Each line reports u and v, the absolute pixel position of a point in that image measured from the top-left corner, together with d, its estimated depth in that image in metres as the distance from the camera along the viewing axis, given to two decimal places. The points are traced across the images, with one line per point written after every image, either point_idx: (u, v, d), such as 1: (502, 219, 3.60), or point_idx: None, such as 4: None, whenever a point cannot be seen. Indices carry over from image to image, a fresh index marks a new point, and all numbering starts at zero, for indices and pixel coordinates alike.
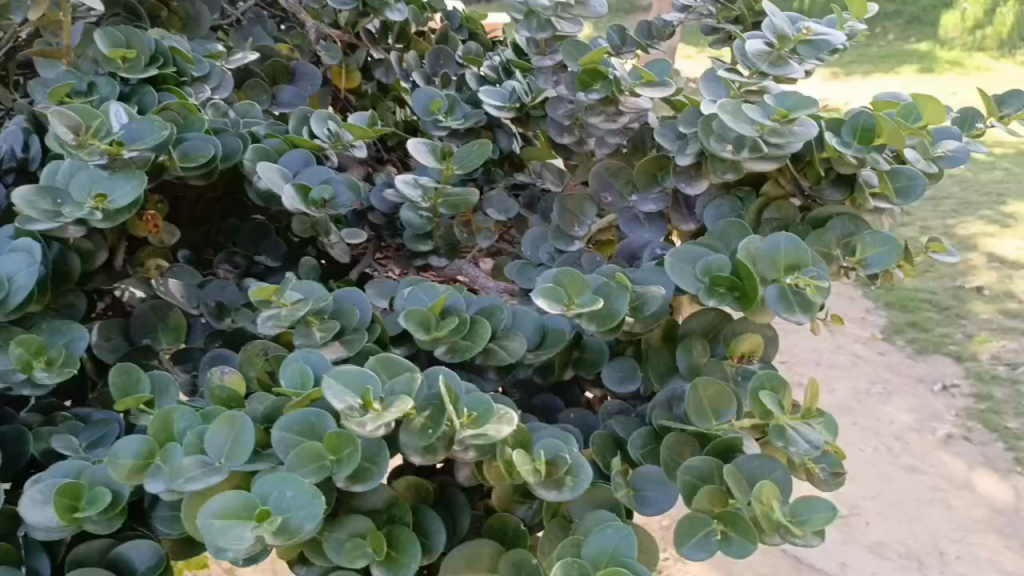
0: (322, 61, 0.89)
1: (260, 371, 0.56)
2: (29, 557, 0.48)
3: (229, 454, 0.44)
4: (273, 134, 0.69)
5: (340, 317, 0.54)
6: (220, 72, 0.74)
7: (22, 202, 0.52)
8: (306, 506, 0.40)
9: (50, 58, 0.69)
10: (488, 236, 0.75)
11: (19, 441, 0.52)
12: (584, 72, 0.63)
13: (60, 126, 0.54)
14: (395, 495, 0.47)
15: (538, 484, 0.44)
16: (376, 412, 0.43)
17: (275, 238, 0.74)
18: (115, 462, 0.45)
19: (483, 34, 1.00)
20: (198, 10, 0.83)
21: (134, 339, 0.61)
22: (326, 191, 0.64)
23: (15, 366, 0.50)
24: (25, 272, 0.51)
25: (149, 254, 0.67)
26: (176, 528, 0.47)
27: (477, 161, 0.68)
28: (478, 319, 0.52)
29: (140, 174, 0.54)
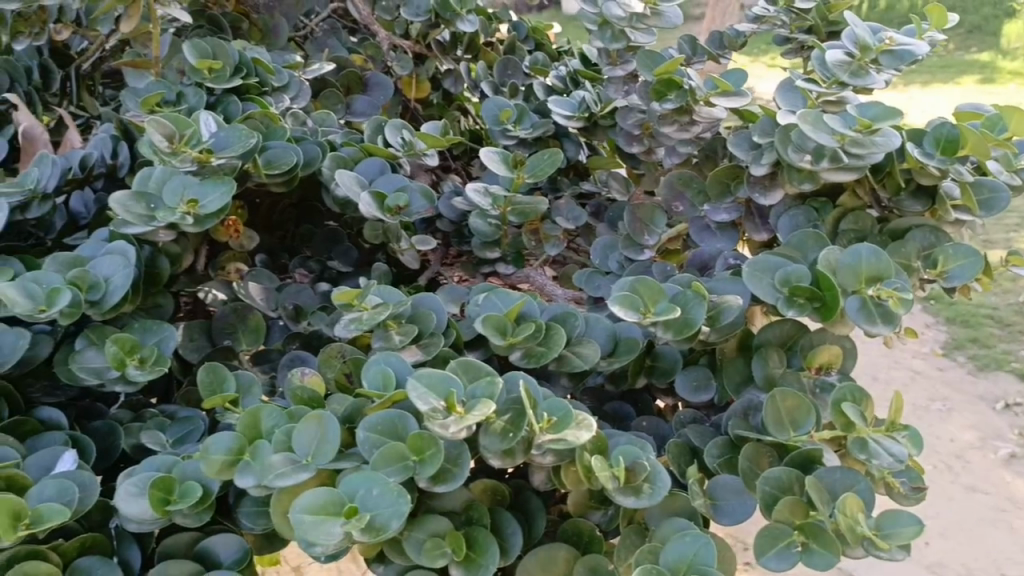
0: (393, 71, 0.92)
1: (338, 373, 0.58)
2: (120, 549, 0.49)
3: (315, 452, 0.45)
4: (349, 143, 0.70)
5: (418, 321, 0.56)
6: (298, 81, 0.76)
7: (118, 206, 0.54)
8: (393, 505, 0.41)
9: (140, 69, 0.73)
10: (556, 244, 0.75)
11: (111, 436, 0.55)
12: (658, 83, 0.63)
13: (156, 134, 0.57)
14: (471, 497, 0.48)
15: (617, 490, 0.44)
16: (459, 414, 0.43)
17: (347, 243, 0.76)
18: (207, 458, 0.46)
19: (548, 44, 1.01)
20: (277, 22, 0.86)
21: (216, 340, 0.64)
22: (401, 199, 0.65)
23: (110, 363, 0.52)
24: (122, 274, 0.53)
25: (228, 258, 0.70)
26: (260, 523, 0.49)
27: (548, 169, 0.68)
28: (553, 325, 0.53)
29: (228, 181, 0.56)
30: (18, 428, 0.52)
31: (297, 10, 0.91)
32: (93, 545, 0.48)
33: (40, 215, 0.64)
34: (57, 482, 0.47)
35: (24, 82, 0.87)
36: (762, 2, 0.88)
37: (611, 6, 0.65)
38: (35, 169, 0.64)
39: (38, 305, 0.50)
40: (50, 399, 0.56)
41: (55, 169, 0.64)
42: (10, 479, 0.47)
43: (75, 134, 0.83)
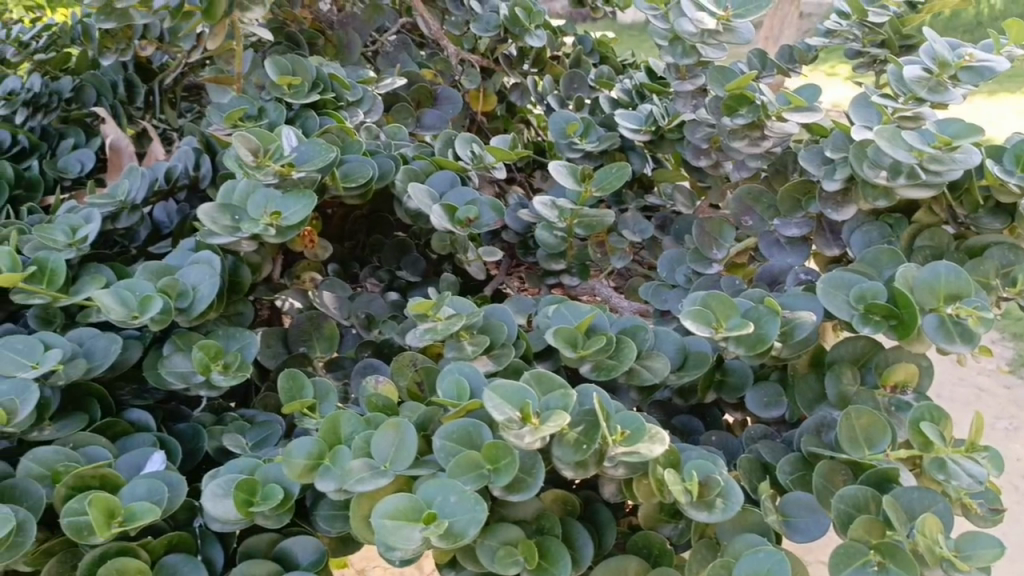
0: (462, 85, 0.94)
1: (410, 382, 0.59)
2: (205, 547, 0.51)
3: (393, 459, 0.47)
4: (420, 156, 0.72)
5: (490, 332, 0.57)
6: (371, 96, 0.78)
7: (205, 218, 0.56)
8: (471, 511, 0.42)
9: (222, 84, 0.76)
10: (622, 256, 0.75)
11: (195, 439, 0.57)
12: (730, 98, 0.64)
13: (242, 149, 0.59)
14: (542, 507, 0.48)
15: (689, 504, 0.44)
16: (534, 425, 0.44)
17: (415, 254, 0.77)
18: (290, 461, 0.48)
19: (613, 58, 1.02)
20: (350, 39, 0.89)
21: (292, 347, 0.66)
22: (472, 211, 0.66)
23: (197, 368, 0.54)
24: (207, 284, 0.55)
25: (304, 267, 0.73)
26: (337, 526, 0.50)
27: (617, 181, 0.69)
28: (624, 339, 0.53)
29: (308, 194, 0.57)
30: (110, 429, 0.54)
31: (369, 27, 0.93)
32: (179, 543, 0.50)
33: (130, 224, 0.67)
34: (148, 482, 0.49)
35: (110, 96, 0.92)
36: (833, 15, 0.88)
37: (682, 22, 0.65)
38: (126, 181, 0.67)
39: (132, 312, 0.53)
40: (139, 402, 0.58)
41: (143, 181, 0.67)
42: (104, 478, 0.49)
43: (158, 145, 0.87)
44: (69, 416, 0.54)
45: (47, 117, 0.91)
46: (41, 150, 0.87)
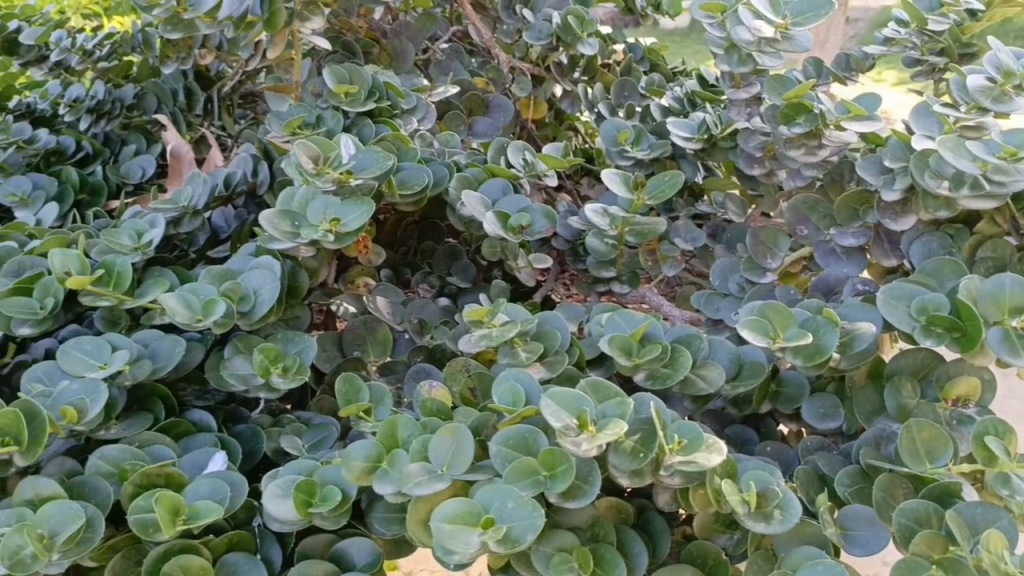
0: (513, 93, 0.95)
1: (463, 387, 0.59)
2: (263, 546, 0.52)
3: (450, 463, 0.47)
4: (474, 164, 0.73)
5: (543, 339, 0.57)
6: (425, 105, 0.79)
7: (266, 224, 0.57)
8: (527, 517, 0.43)
9: (281, 93, 0.79)
10: (673, 264, 0.75)
11: (254, 440, 0.58)
12: (787, 106, 0.63)
13: (302, 156, 0.61)
14: (597, 514, 0.48)
15: (747, 514, 0.44)
16: (591, 433, 0.44)
17: (465, 260, 0.78)
18: (349, 463, 0.49)
19: (664, 66, 1.02)
20: (404, 47, 0.90)
21: (346, 351, 0.67)
22: (524, 219, 0.67)
23: (257, 371, 0.56)
24: (268, 288, 0.57)
25: (358, 272, 0.75)
26: (393, 528, 0.51)
27: (669, 190, 0.69)
28: (679, 348, 0.53)
29: (367, 201, 0.59)
30: (173, 428, 0.55)
31: (422, 35, 0.95)
32: (239, 542, 0.51)
33: (191, 229, 0.69)
34: (211, 481, 0.50)
35: (171, 103, 0.95)
36: (891, 23, 0.87)
37: (739, 31, 0.65)
38: (189, 187, 0.70)
39: (196, 314, 0.54)
40: (200, 402, 0.60)
41: (204, 187, 0.70)
42: (169, 477, 0.50)
43: (216, 152, 0.89)
44: (134, 416, 0.55)
45: (110, 124, 0.94)
46: (103, 156, 0.92)
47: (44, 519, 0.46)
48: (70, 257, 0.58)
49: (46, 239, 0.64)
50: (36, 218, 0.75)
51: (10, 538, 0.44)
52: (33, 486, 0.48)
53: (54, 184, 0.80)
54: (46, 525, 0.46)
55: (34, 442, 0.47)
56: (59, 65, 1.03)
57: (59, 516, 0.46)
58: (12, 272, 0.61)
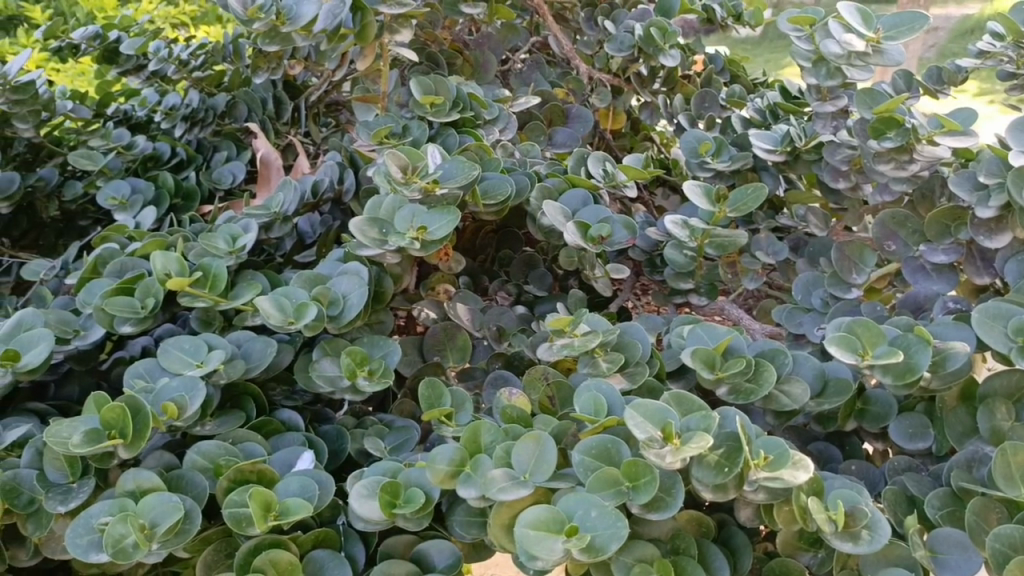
0: (592, 103, 0.95)
1: (542, 395, 0.60)
2: (347, 544, 0.54)
3: (532, 470, 0.48)
4: (555, 174, 0.74)
5: (624, 350, 0.57)
6: (506, 115, 0.81)
7: (356, 230, 0.59)
8: (611, 527, 0.43)
9: (368, 103, 0.80)
10: (755, 277, 0.74)
11: (339, 441, 0.60)
12: (877, 120, 0.63)
13: (392, 165, 0.63)
14: (677, 527, 0.48)
15: (833, 533, 0.44)
16: (675, 445, 0.44)
17: (543, 269, 0.79)
18: (434, 466, 0.50)
19: (745, 76, 1.03)
20: (486, 58, 0.92)
21: (426, 356, 0.69)
22: (604, 229, 0.67)
23: (344, 373, 0.57)
24: (357, 293, 0.59)
25: (438, 279, 0.76)
26: (473, 532, 0.52)
27: (752, 204, 0.68)
28: (763, 363, 0.53)
29: (454, 210, 0.60)
30: (264, 427, 0.57)
31: (503, 46, 0.97)
32: (325, 539, 0.52)
33: (281, 234, 0.72)
34: (300, 479, 0.52)
35: (261, 111, 0.98)
36: (986, 36, 0.85)
37: (829, 44, 0.65)
38: (280, 194, 0.73)
39: (288, 317, 0.56)
40: (289, 402, 0.62)
41: (295, 194, 0.72)
42: (261, 473, 0.52)
43: (303, 159, 0.92)
44: (227, 413, 0.57)
45: (202, 131, 0.98)
46: (196, 162, 0.95)
47: (145, 510, 0.48)
48: (170, 259, 0.61)
49: (146, 242, 0.67)
50: (134, 221, 0.79)
51: (114, 527, 0.46)
52: (135, 478, 0.50)
53: (151, 188, 0.83)
54: (147, 515, 0.48)
55: (137, 436, 0.49)
56: (156, 74, 1.06)
57: (159, 507, 0.48)
58: (115, 273, 0.64)
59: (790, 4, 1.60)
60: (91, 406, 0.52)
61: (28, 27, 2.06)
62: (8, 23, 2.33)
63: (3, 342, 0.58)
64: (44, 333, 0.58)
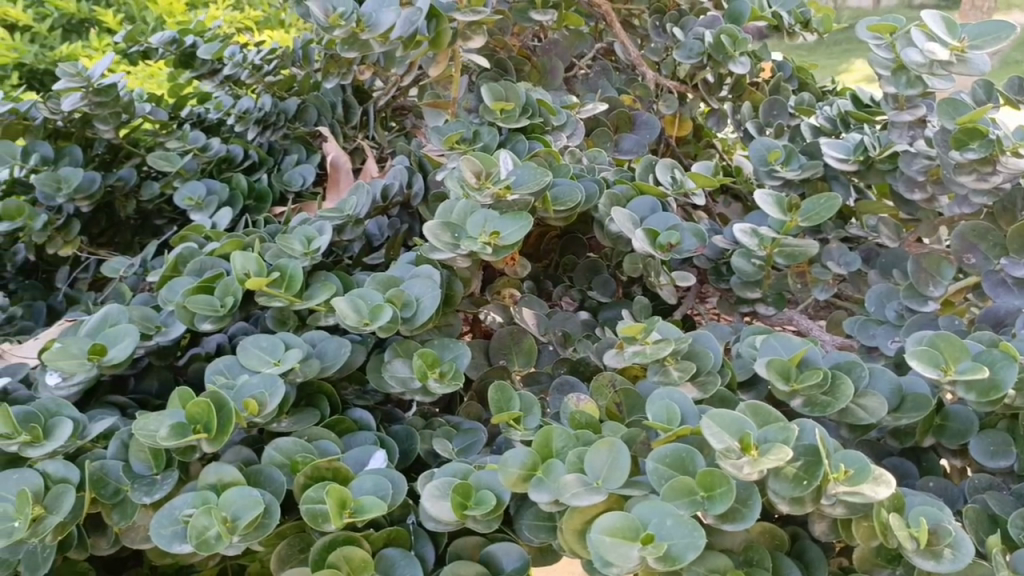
0: (659, 110, 0.95)
1: (609, 402, 0.60)
2: (417, 544, 0.54)
3: (606, 476, 0.48)
4: (622, 180, 0.74)
5: (696, 359, 0.57)
6: (574, 122, 0.81)
7: (429, 234, 0.60)
8: (687, 536, 0.43)
9: (438, 109, 0.80)
10: (825, 288, 0.73)
11: (408, 441, 0.61)
12: (959, 131, 0.62)
13: (467, 170, 0.64)
14: (750, 538, 0.48)
15: (915, 551, 0.43)
16: (753, 456, 0.44)
17: (606, 275, 0.79)
18: (506, 469, 0.51)
19: (814, 84, 1.02)
20: (554, 64, 0.93)
21: (493, 360, 0.69)
22: (673, 236, 0.67)
23: (415, 374, 0.58)
24: (431, 295, 0.60)
25: (504, 283, 0.77)
26: (541, 536, 0.52)
27: (825, 214, 0.67)
28: (840, 376, 0.52)
29: (526, 216, 0.61)
30: (337, 425, 0.58)
31: (570, 52, 0.97)
32: (396, 538, 0.53)
33: (352, 237, 0.73)
34: (375, 478, 0.53)
35: (331, 115, 1.01)
36: None
37: (909, 53, 0.64)
38: (353, 198, 0.75)
39: (364, 318, 0.58)
40: (360, 402, 0.63)
41: (366, 198, 0.74)
42: (336, 470, 0.53)
43: (372, 163, 0.94)
44: (302, 411, 0.59)
45: (273, 135, 1.01)
46: (268, 164, 0.99)
47: (227, 504, 0.49)
48: (249, 259, 0.63)
49: (225, 242, 0.69)
50: (210, 221, 0.81)
51: (198, 519, 0.47)
52: (216, 472, 0.51)
53: (225, 189, 0.86)
54: (229, 509, 0.49)
55: (221, 431, 0.51)
56: (230, 78, 1.09)
57: (240, 502, 0.49)
58: (195, 271, 0.66)
59: (854, 11, 1.58)
60: (176, 401, 0.53)
61: (100, 32, 2.13)
62: (78, 27, 2.42)
63: (90, 337, 0.61)
64: (129, 328, 0.59)
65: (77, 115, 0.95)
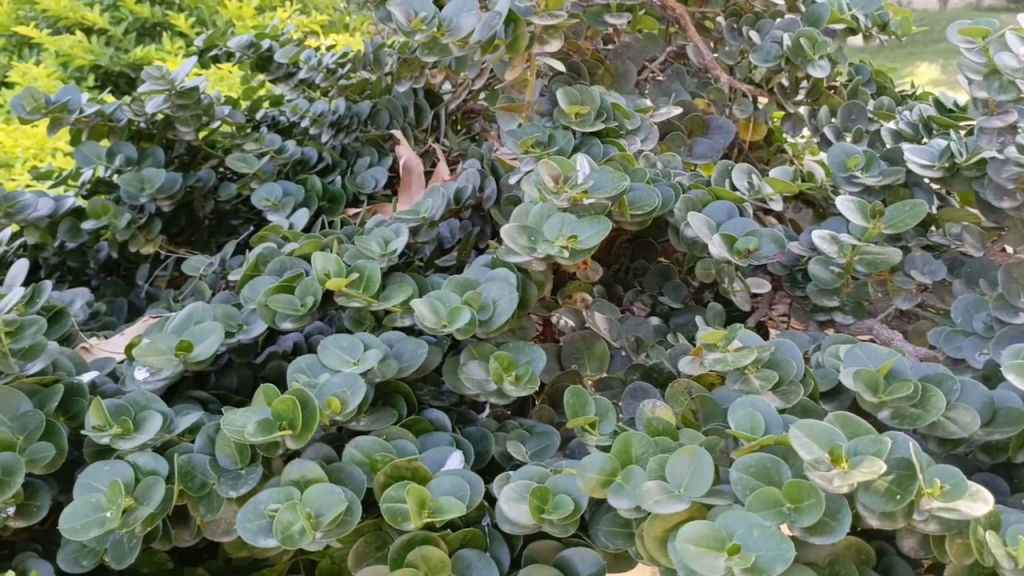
0: (733, 114, 0.95)
1: (686, 409, 0.59)
2: (493, 546, 0.54)
3: (688, 485, 0.47)
4: (698, 185, 0.73)
5: (778, 368, 0.56)
6: (648, 125, 0.81)
7: (507, 237, 0.60)
8: (775, 548, 0.42)
9: (512, 112, 0.81)
10: (908, 297, 0.71)
11: (483, 443, 0.61)
12: None
13: (545, 174, 0.64)
14: (836, 552, 0.47)
15: (1014, 571, 0.42)
16: (844, 468, 0.44)
17: (678, 280, 0.79)
18: (585, 474, 0.50)
19: (893, 88, 1.00)
20: (627, 68, 0.92)
21: (565, 364, 0.69)
22: (751, 243, 0.66)
23: (491, 377, 0.59)
24: (507, 298, 0.60)
25: (575, 288, 0.77)
26: (618, 543, 0.51)
27: (912, 221, 0.65)
28: (930, 389, 0.51)
29: (604, 220, 0.60)
30: (414, 425, 0.59)
31: (643, 56, 0.97)
32: (472, 538, 0.53)
33: (427, 239, 0.74)
34: (453, 478, 0.53)
35: (402, 118, 1.02)
36: None
37: (1003, 57, 0.63)
38: (428, 201, 0.76)
39: (442, 320, 0.58)
40: (436, 403, 0.63)
41: (442, 201, 0.75)
42: (415, 470, 0.53)
43: (444, 167, 0.95)
44: (380, 411, 0.59)
45: (347, 137, 1.03)
46: (341, 166, 1.00)
47: (311, 500, 0.50)
48: (329, 260, 0.64)
49: (304, 242, 0.70)
50: (288, 222, 0.83)
51: (283, 514, 0.48)
52: (300, 468, 0.52)
53: (301, 191, 0.87)
54: (313, 505, 0.50)
55: (305, 428, 0.52)
56: (305, 81, 1.11)
57: (323, 498, 0.50)
58: (275, 271, 0.67)
59: (929, 16, 1.54)
60: (260, 398, 0.54)
61: (173, 37, 2.20)
62: (151, 31, 2.50)
63: (176, 333, 0.62)
64: (214, 326, 0.61)
65: (159, 118, 0.98)
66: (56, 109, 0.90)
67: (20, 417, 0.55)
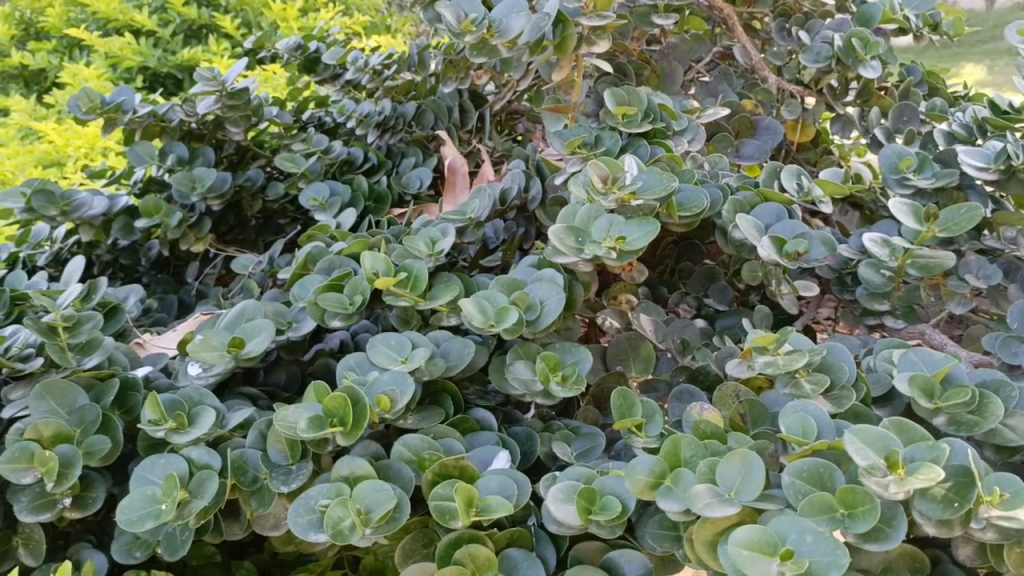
0: (780, 115, 0.94)
1: (733, 412, 0.59)
2: (538, 546, 0.54)
3: (738, 488, 0.47)
4: (746, 187, 0.72)
5: (829, 372, 0.56)
6: (695, 126, 0.81)
7: (554, 237, 0.60)
8: (830, 554, 0.41)
9: (558, 113, 0.81)
10: (962, 302, 0.70)
11: (528, 443, 0.61)
12: None
13: (593, 174, 0.64)
14: (889, 559, 0.46)
15: None
16: (900, 475, 0.43)
17: (724, 283, 0.78)
18: (633, 476, 0.50)
19: (945, 89, 0.98)
20: (673, 68, 0.92)
21: (610, 365, 0.69)
22: (801, 245, 0.65)
23: (537, 377, 0.59)
24: (554, 298, 0.60)
25: (620, 289, 0.77)
26: (665, 545, 0.51)
27: (966, 224, 0.64)
28: (988, 395, 0.49)
29: (653, 221, 0.60)
30: (460, 424, 0.59)
31: (689, 56, 0.96)
32: (518, 538, 0.53)
33: (472, 239, 0.75)
34: (500, 478, 0.53)
35: (447, 119, 1.03)
36: None
37: None
38: (475, 202, 0.76)
39: (489, 320, 0.58)
40: (481, 402, 0.64)
41: (488, 202, 0.75)
42: (462, 469, 0.53)
43: (488, 167, 0.96)
44: (427, 410, 0.60)
45: (392, 138, 1.05)
46: (386, 167, 1.02)
47: (361, 496, 0.50)
48: (377, 259, 0.64)
49: (353, 242, 0.71)
50: (335, 221, 0.84)
51: (334, 510, 0.49)
52: (349, 465, 0.53)
53: (348, 191, 0.89)
54: (362, 501, 0.50)
55: (355, 425, 0.52)
56: (352, 82, 1.13)
57: (373, 495, 0.50)
58: (324, 270, 0.68)
59: (981, 15, 1.51)
60: (311, 395, 0.55)
61: (219, 39, 2.24)
62: (197, 32, 2.54)
63: (228, 330, 0.63)
64: (265, 323, 0.62)
65: (210, 118, 1.00)
66: (111, 110, 0.92)
67: (77, 410, 0.57)
